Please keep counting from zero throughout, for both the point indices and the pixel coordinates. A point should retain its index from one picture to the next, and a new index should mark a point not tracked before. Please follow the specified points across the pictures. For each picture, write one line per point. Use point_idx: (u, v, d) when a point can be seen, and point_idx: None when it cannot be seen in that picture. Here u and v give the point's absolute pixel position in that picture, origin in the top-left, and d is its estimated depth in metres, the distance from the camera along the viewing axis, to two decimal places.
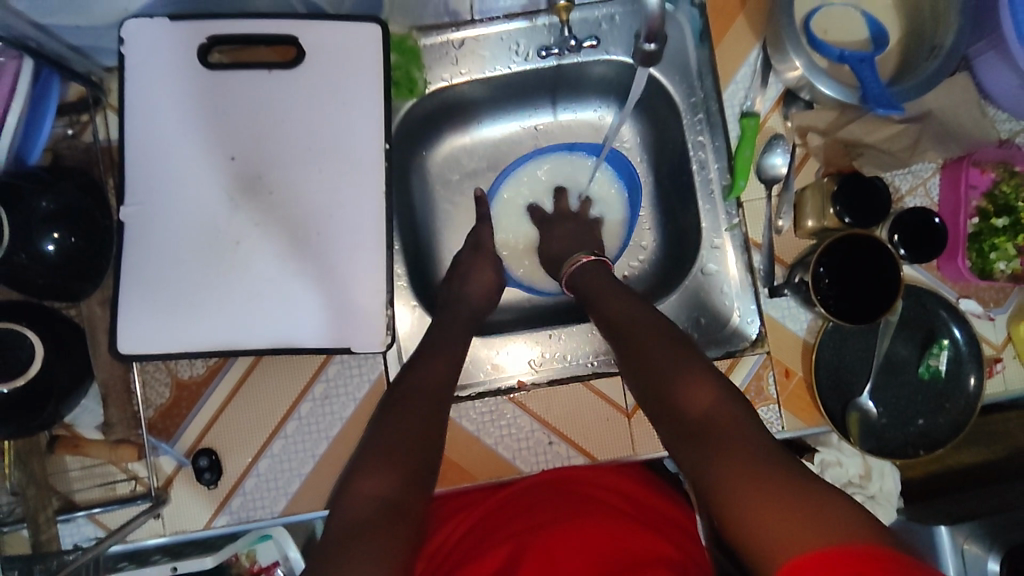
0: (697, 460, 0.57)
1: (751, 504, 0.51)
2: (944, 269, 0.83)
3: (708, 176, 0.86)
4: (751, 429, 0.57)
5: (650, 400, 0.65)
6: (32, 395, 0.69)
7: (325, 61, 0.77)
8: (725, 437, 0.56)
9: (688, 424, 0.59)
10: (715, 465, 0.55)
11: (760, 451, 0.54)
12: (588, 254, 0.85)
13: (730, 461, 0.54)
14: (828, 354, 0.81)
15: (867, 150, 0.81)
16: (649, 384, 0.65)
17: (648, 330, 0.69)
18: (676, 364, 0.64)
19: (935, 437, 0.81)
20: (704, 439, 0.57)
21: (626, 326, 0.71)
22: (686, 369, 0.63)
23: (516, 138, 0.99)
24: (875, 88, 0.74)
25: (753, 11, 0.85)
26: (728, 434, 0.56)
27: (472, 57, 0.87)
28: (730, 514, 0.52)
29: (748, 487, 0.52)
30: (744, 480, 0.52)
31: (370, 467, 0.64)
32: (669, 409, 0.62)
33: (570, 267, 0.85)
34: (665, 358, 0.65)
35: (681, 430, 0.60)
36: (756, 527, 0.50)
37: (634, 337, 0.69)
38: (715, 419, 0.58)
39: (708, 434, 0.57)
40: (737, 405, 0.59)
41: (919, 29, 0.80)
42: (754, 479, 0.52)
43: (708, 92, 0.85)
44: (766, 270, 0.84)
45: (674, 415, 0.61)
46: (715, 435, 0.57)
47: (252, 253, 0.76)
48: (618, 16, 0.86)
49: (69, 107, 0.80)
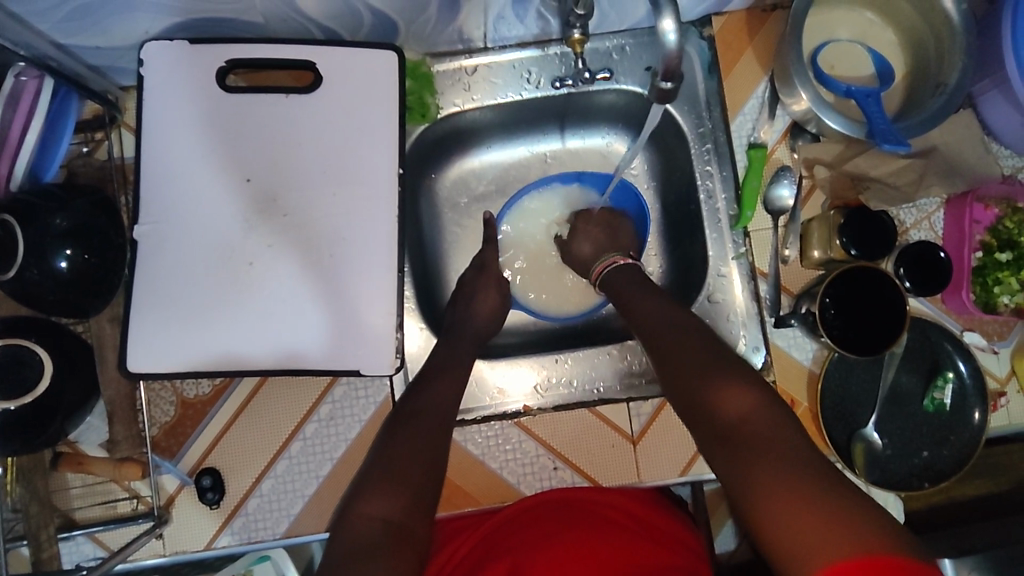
0: (732, 468, 0.57)
1: (785, 513, 0.51)
2: (949, 301, 0.83)
3: (715, 206, 0.87)
4: (788, 437, 0.57)
5: (682, 406, 0.65)
6: (39, 411, 0.68)
7: (339, 87, 0.79)
8: (760, 446, 0.56)
9: (721, 430, 0.60)
10: (750, 476, 0.55)
11: (794, 461, 0.55)
12: (626, 257, 0.86)
13: (761, 470, 0.55)
14: (833, 384, 0.81)
15: (874, 184, 0.81)
16: (681, 389, 0.65)
17: (680, 335, 0.69)
18: (711, 368, 0.64)
19: (939, 469, 0.81)
20: (739, 447, 0.57)
21: (657, 331, 0.72)
22: (722, 373, 0.63)
23: (523, 163, 1.00)
24: (882, 123, 0.75)
25: (760, 45, 0.87)
26: (763, 442, 0.57)
27: (484, 83, 0.88)
28: (762, 524, 0.53)
29: (781, 497, 0.52)
30: (775, 491, 0.53)
31: (373, 489, 0.64)
32: (702, 416, 0.62)
33: (603, 266, 0.86)
34: (696, 364, 0.65)
35: (717, 436, 0.60)
36: (791, 540, 0.50)
37: (665, 342, 0.70)
38: (748, 422, 0.59)
39: (740, 439, 0.58)
40: (773, 411, 0.59)
41: (924, 65, 0.81)
42: (788, 488, 0.52)
43: (716, 123, 0.87)
44: (772, 300, 0.84)
45: (708, 420, 0.61)
46: (748, 442, 0.57)
47: (264, 273, 0.76)
48: (628, 47, 0.87)
49: (85, 125, 0.81)
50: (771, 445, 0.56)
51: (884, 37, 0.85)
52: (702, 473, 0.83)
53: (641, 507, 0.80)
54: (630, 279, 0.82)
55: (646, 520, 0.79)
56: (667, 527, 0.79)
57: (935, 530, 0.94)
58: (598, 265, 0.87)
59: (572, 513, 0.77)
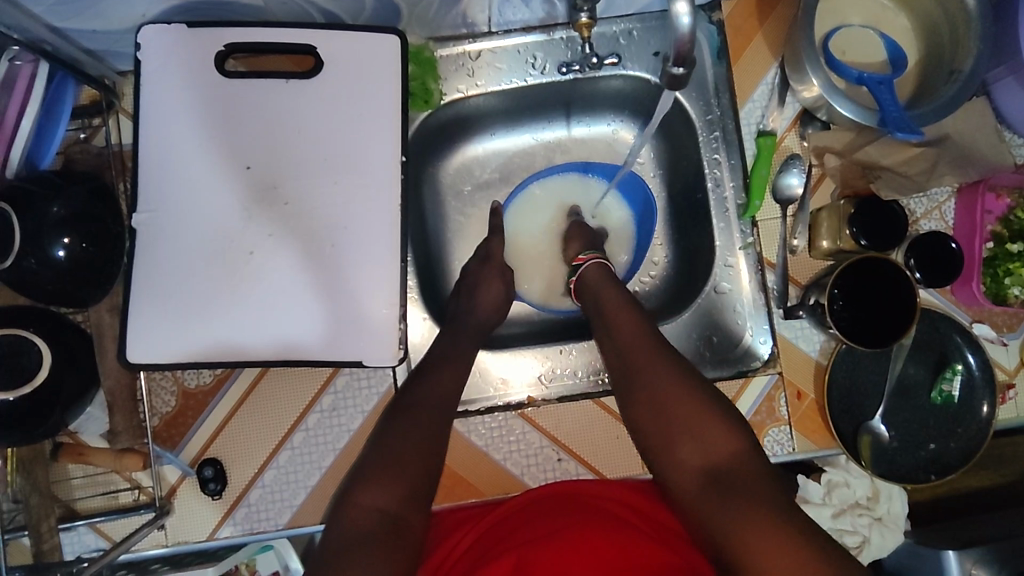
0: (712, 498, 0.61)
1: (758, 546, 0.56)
2: (958, 292, 0.82)
3: (723, 194, 0.85)
4: (758, 472, 0.63)
5: (655, 431, 0.69)
6: (38, 402, 0.67)
7: (341, 72, 0.77)
8: (736, 483, 0.61)
9: (694, 464, 0.65)
10: (724, 508, 0.60)
11: (765, 491, 0.60)
12: (593, 253, 0.87)
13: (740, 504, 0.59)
14: (840, 376, 0.81)
15: (885, 172, 0.80)
16: (658, 417, 0.69)
17: (653, 361, 0.72)
18: (689, 401, 0.68)
19: (947, 461, 0.80)
20: (715, 481, 0.62)
21: (633, 353, 0.73)
22: (698, 408, 0.68)
23: (527, 151, 0.98)
24: (894, 110, 0.73)
25: (771, 31, 0.85)
26: (737, 480, 0.62)
27: (487, 69, 0.86)
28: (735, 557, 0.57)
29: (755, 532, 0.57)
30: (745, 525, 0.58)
31: (370, 479, 0.63)
32: (674, 446, 0.67)
33: (586, 261, 0.86)
34: (670, 394, 0.69)
35: (689, 467, 0.65)
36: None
37: (642, 366, 0.72)
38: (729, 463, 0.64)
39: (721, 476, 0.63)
40: (745, 451, 0.65)
41: (939, 51, 0.79)
42: (761, 523, 0.57)
43: (724, 110, 0.85)
44: (780, 290, 0.83)
45: (681, 452, 0.66)
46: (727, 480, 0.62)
47: (265, 263, 0.75)
48: (635, 32, 0.85)
49: (82, 110, 0.80)
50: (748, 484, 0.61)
51: (897, 23, 0.83)
52: None
53: (641, 502, 0.78)
54: (609, 285, 0.82)
55: (648, 514, 0.76)
56: (676, 526, 0.75)
57: (942, 521, 0.93)
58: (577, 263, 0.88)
59: (577, 509, 0.76)
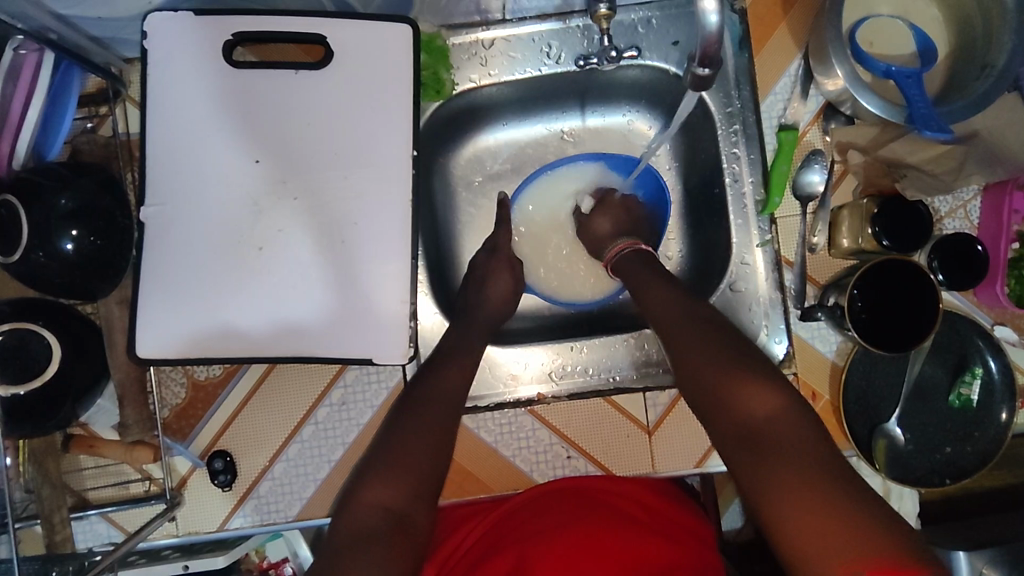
0: (750, 466, 0.57)
1: (798, 518, 0.51)
2: (981, 294, 0.80)
3: (741, 190, 0.83)
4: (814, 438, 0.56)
5: (697, 398, 0.64)
6: (49, 395, 0.67)
7: (351, 63, 0.75)
8: (784, 451, 0.55)
9: (739, 425, 0.59)
10: (779, 479, 0.54)
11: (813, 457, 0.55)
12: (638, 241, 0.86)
13: (781, 473, 0.54)
14: (857, 377, 0.79)
15: (909, 171, 0.78)
16: (699, 382, 0.64)
17: (688, 332, 0.68)
18: (731, 367, 0.63)
19: (962, 466, 0.79)
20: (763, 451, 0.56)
21: (672, 327, 0.69)
22: (744, 371, 0.62)
23: (540, 141, 0.96)
24: (922, 107, 0.71)
25: (795, 21, 0.82)
26: (786, 448, 0.56)
27: (501, 58, 0.84)
28: (788, 537, 0.52)
29: (797, 500, 0.52)
30: (799, 497, 0.52)
31: (377, 476, 0.63)
32: (716, 416, 0.61)
33: (617, 250, 0.86)
34: (708, 363, 0.64)
35: (735, 433, 0.59)
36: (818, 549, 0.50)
37: (682, 337, 0.68)
38: (771, 422, 0.58)
39: (761, 440, 0.57)
40: (797, 411, 0.58)
41: (970, 43, 0.76)
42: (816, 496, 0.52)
43: (745, 102, 0.82)
44: (797, 290, 0.81)
45: (721, 420, 0.61)
46: (766, 445, 0.56)
47: (274, 257, 0.74)
48: (654, 20, 0.83)
49: (88, 99, 0.79)
50: (792, 446, 0.56)
51: (927, 13, 0.80)
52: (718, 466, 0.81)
53: (647, 496, 0.81)
54: (645, 265, 0.81)
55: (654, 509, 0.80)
56: (681, 521, 0.80)
57: (954, 521, 0.92)
58: (613, 245, 0.87)
59: (581, 502, 0.78)
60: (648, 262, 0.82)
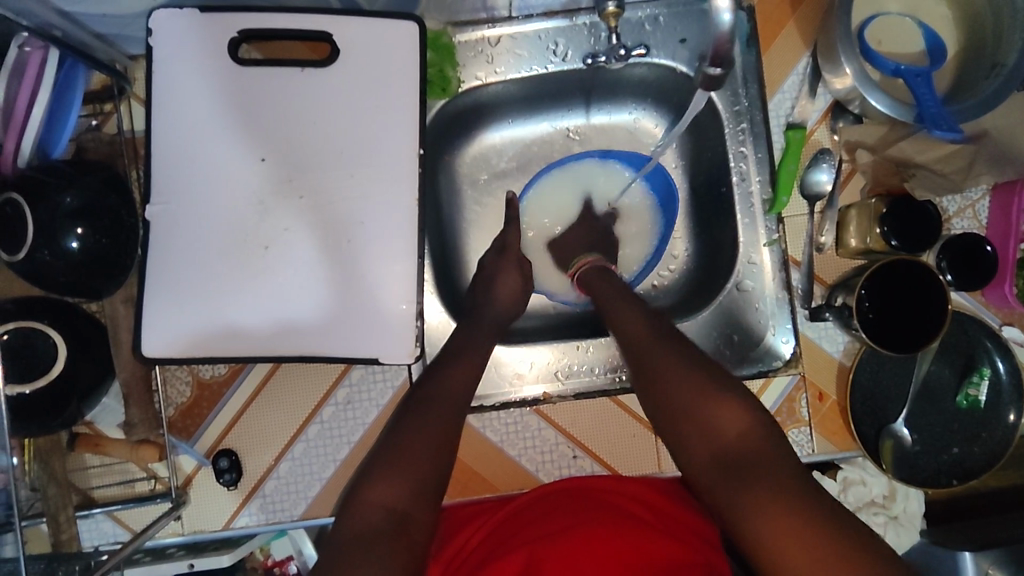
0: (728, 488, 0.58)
1: (779, 539, 0.53)
2: (989, 295, 0.80)
3: (749, 189, 0.83)
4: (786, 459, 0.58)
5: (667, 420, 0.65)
6: (54, 394, 0.67)
7: (357, 60, 0.75)
8: (761, 471, 0.57)
9: (714, 448, 0.60)
10: (756, 500, 0.55)
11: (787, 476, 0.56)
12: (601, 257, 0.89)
13: (757, 494, 0.55)
14: (864, 378, 0.79)
15: (919, 170, 0.77)
16: (671, 404, 0.65)
17: (660, 352, 0.69)
18: (703, 386, 0.64)
19: (969, 467, 0.78)
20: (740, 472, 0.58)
21: (640, 346, 0.70)
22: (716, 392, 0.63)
23: (545, 139, 0.95)
24: (932, 106, 0.70)
25: (803, 19, 0.82)
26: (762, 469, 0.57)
27: (508, 56, 0.84)
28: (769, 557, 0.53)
29: (775, 520, 0.53)
30: (776, 519, 0.54)
31: (381, 475, 0.63)
32: (689, 440, 0.63)
33: (583, 268, 0.87)
34: (676, 383, 0.65)
35: (710, 456, 0.60)
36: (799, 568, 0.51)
37: (652, 359, 0.68)
38: (745, 446, 0.59)
39: (737, 462, 0.58)
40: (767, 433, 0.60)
41: (980, 42, 0.76)
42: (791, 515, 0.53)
43: (752, 101, 0.81)
44: (805, 290, 0.81)
45: (694, 440, 0.62)
46: (741, 467, 0.58)
47: (280, 256, 0.74)
48: (662, 17, 0.82)
49: (93, 97, 0.78)
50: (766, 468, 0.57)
51: (937, 11, 0.79)
52: None
53: (655, 498, 0.78)
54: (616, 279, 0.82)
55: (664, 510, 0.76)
56: (685, 520, 0.75)
57: (959, 521, 0.92)
58: (577, 263, 0.89)
59: (588, 502, 0.76)
60: (615, 281, 0.82)
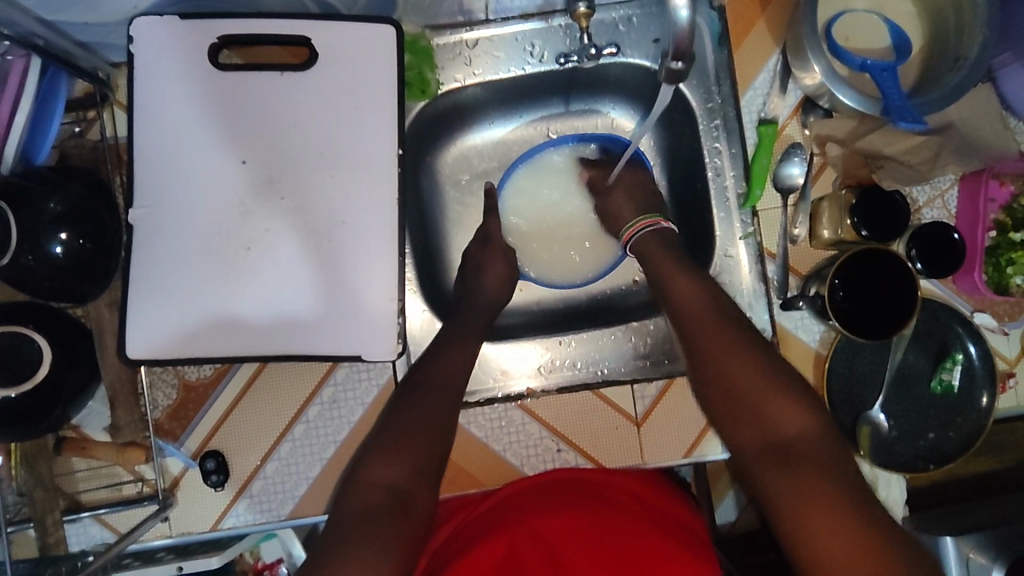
0: (773, 474, 0.58)
1: (819, 531, 0.54)
2: (959, 282, 0.82)
3: (724, 183, 0.84)
4: (834, 454, 0.59)
5: (720, 400, 0.65)
6: (40, 398, 0.68)
7: (335, 64, 0.76)
8: (808, 463, 0.58)
9: (773, 436, 0.61)
10: (799, 491, 0.56)
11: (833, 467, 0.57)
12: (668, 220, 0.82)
13: (806, 488, 0.56)
14: (840, 366, 0.81)
15: (887, 162, 0.79)
16: (726, 384, 0.64)
17: (718, 330, 0.68)
18: (769, 374, 0.63)
19: (944, 451, 0.81)
20: (788, 461, 0.58)
21: (698, 320, 0.69)
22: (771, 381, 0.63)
23: (524, 139, 0.97)
24: (897, 99, 0.72)
25: (772, 17, 0.84)
26: (814, 462, 0.58)
27: (486, 58, 0.85)
28: (806, 549, 0.54)
29: (819, 511, 0.54)
30: (825, 515, 0.54)
31: (379, 453, 0.64)
32: (746, 423, 0.62)
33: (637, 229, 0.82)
34: (736, 363, 0.65)
35: (761, 443, 0.61)
36: (832, 555, 0.52)
37: (710, 332, 0.68)
38: (801, 439, 0.59)
39: (789, 452, 0.59)
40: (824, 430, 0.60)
41: (944, 36, 0.78)
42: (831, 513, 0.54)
43: (725, 97, 0.84)
44: (780, 281, 0.83)
45: (746, 416, 0.63)
46: (788, 458, 0.58)
47: (262, 257, 0.75)
48: (635, 18, 0.84)
49: (76, 104, 0.79)
50: (814, 462, 0.58)
51: (902, 7, 0.81)
52: (706, 455, 0.83)
53: (641, 488, 0.81)
54: (659, 242, 0.79)
55: (647, 499, 0.80)
56: (673, 514, 0.79)
57: (940, 508, 0.94)
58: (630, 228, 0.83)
59: (582, 492, 0.78)
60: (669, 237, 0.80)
